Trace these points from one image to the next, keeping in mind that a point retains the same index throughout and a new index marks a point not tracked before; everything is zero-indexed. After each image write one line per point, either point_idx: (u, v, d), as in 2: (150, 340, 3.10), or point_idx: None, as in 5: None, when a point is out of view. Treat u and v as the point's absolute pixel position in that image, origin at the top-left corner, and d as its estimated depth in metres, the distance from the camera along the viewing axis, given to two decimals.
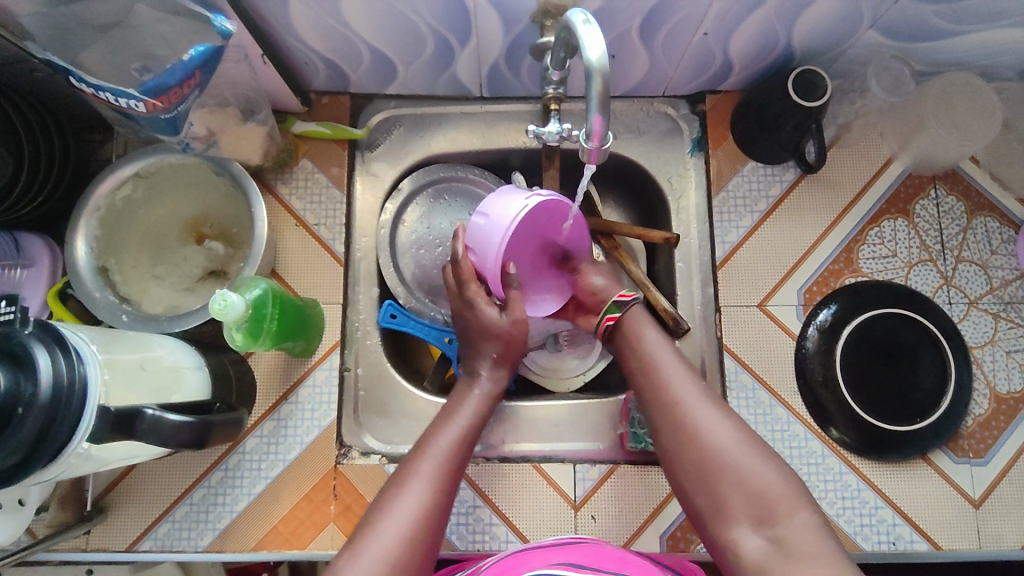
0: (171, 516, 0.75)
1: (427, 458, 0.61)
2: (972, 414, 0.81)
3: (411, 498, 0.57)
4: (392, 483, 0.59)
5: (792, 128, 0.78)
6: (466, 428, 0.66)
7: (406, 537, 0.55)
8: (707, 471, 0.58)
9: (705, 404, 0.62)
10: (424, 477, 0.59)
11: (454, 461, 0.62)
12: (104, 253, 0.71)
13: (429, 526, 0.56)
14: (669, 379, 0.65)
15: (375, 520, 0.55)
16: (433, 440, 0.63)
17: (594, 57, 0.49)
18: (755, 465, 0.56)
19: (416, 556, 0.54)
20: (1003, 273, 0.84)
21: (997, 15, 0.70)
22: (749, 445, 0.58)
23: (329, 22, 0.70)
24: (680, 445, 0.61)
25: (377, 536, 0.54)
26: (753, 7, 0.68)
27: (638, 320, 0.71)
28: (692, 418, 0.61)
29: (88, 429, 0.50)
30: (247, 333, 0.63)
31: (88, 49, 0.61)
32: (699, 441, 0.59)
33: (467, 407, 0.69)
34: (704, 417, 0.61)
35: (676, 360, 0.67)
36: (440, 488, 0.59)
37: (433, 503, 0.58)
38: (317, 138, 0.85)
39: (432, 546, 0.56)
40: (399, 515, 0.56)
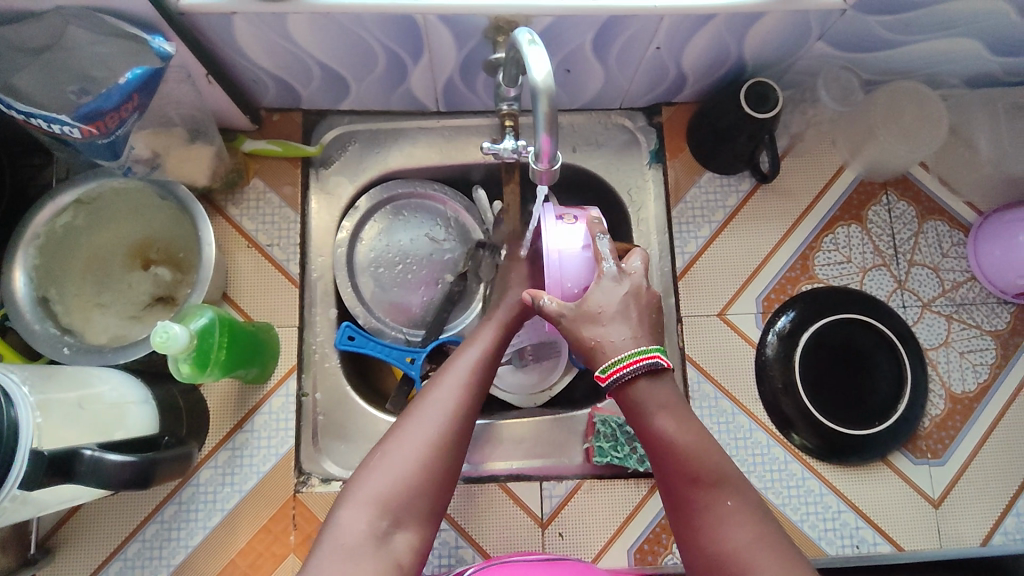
0: (121, 554, 0.72)
1: (455, 368, 0.63)
2: (929, 415, 0.82)
3: (440, 400, 0.59)
4: (418, 395, 0.60)
5: (745, 139, 0.79)
6: (493, 343, 0.67)
7: (439, 435, 0.56)
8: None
9: (730, 519, 0.52)
10: (451, 383, 0.61)
11: (480, 369, 0.63)
12: (43, 283, 0.68)
13: (461, 425, 0.58)
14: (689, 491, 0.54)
15: (403, 429, 0.56)
16: (460, 355, 0.65)
17: (540, 76, 0.48)
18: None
19: (450, 454, 0.56)
20: (954, 276, 0.86)
21: (939, 25, 0.72)
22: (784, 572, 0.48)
23: (276, 40, 0.68)
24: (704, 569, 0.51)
25: (407, 441, 0.55)
26: (703, 21, 0.68)
27: (647, 398, 0.57)
28: (716, 542, 0.51)
29: (19, 477, 0.47)
30: (195, 363, 0.61)
31: (18, 72, 0.59)
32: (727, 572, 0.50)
33: (493, 324, 0.70)
34: (730, 540, 0.51)
35: (698, 450, 0.55)
36: (468, 389, 0.61)
37: (462, 402, 0.59)
38: (268, 157, 0.83)
39: (465, 442, 0.58)
40: (431, 416, 0.57)
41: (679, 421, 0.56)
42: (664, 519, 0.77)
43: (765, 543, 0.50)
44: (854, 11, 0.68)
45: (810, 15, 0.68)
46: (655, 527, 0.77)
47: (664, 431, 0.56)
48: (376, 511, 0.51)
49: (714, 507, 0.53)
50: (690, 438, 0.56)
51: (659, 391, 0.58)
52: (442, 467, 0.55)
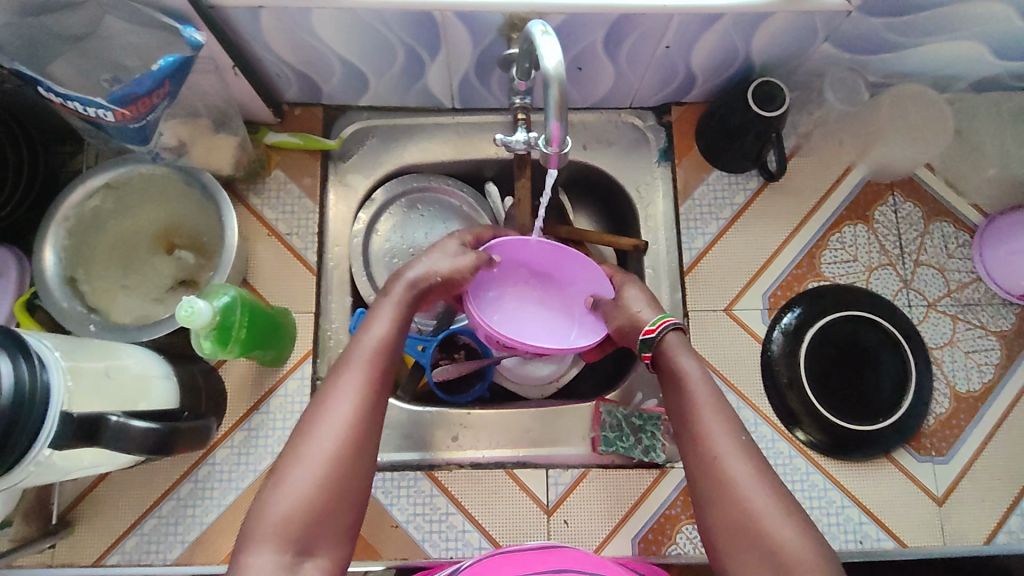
0: (139, 529, 0.74)
1: (348, 372, 0.58)
2: (933, 413, 0.83)
3: (338, 405, 0.55)
4: (312, 405, 0.56)
5: (752, 138, 0.81)
6: (391, 332, 0.62)
7: (336, 453, 0.53)
8: (733, 526, 0.53)
9: (737, 453, 0.56)
10: (345, 391, 0.56)
11: (376, 366, 0.59)
12: (72, 263, 0.71)
13: (357, 440, 0.54)
14: (704, 424, 0.58)
15: (310, 431, 0.54)
16: (355, 349, 0.60)
17: (551, 65, 0.50)
18: (788, 530, 0.51)
19: (352, 469, 0.53)
20: (960, 276, 0.87)
21: (943, 28, 0.73)
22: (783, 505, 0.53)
23: (300, 35, 0.71)
24: (710, 492, 0.55)
25: (304, 461, 0.52)
26: (712, 21, 0.70)
27: (676, 348, 0.64)
28: (726, 470, 0.55)
29: (50, 435, 0.49)
30: (216, 339, 0.63)
31: (55, 60, 0.63)
32: (732, 492, 0.54)
33: (388, 309, 0.65)
34: (738, 468, 0.55)
35: (714, 397, 0.60)
36: (367, 380, 0.57)
37: (358, 411, 0.55)
38: (289, 149, 0.86)
39: (366, 452, 0.55)
40: (325, 431, 0.54)
41: (701, 367, 0.63)
42: (668, 509, 0.78)
43: (767, 478, 0.54)
44: (859, 12, 0.70)
45: (816, 17, 0.71)
46: (660, 517, 0.78)
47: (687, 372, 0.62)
48: (279, 542, 0.49)
49: (724, 438, 0.57)
50: (707, 382, 0.61)
51: (685, 344, 0.65)
52: (344, 487, 0.52)
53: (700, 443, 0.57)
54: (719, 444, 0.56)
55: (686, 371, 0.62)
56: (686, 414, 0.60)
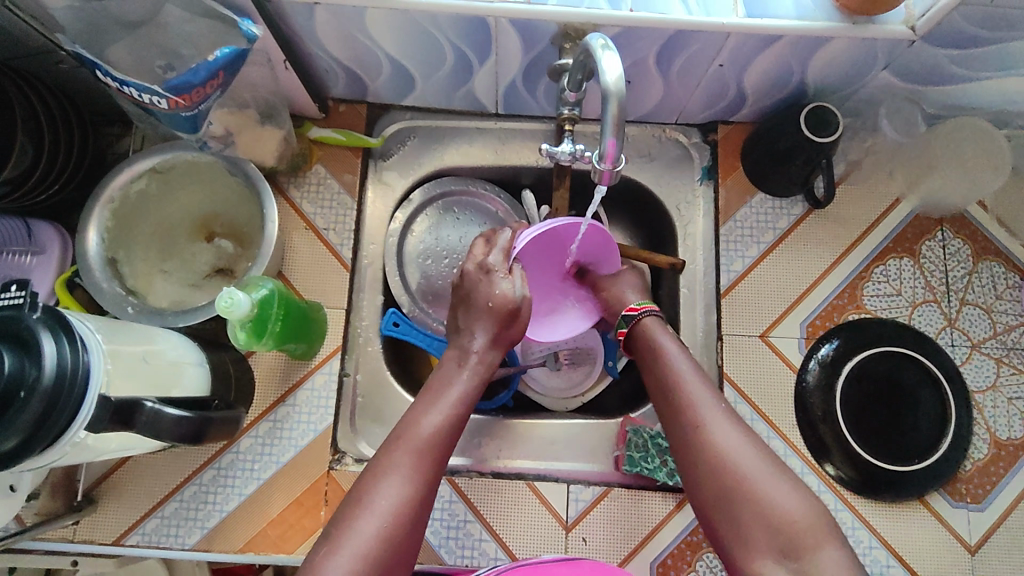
0: (160, 511, 0.75)
1: (405, 448, 0.58)
2: (971, 458, 0.80)
3: (396, 481, 0.55)
4: (365, 479, 0.56)
5: (801, 163, 0.79)
6: (453, 412, 0.62)
7: (386, 535, 0.53)
8: (725, 490, 0.56)
9: (722, 423, 0.60)
10: (401, 470, 0.56)
11: (433, 448, 0.58)
12: (114, 245, 0.72)
13: (409, 525, 0.54)
14: (689, 396, 0.62)
15: (365, 499, 0.54)
16: (414, 425, 0.60)
17: (612, 80, 0.50)
18: (783, 489, 0.55)
19: (402, 543, 0.53)
20: (1008, 319, 0.84)
21: (1010, 62, 0.71)
22: (773, 470, 0.56)
23: (354, 33, 0.71)
24: (700, 464, 0.58)
25: (356, 538, 0.52)
26: (770, 42, 0.69)
27: (654, 329, 0.69)
28: (714, 438, 0.59)
29: (87, 417, 0.50)
30: (251, 331, 0.63)
31: (114, 45, 0.63)
32: (721, 456, 0.57)
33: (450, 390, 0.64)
34: (726, 435, 0.59)
35: (694, 370, 0.65)
36: (425, 456, 0.58)
37: (415, 497, 0.55)
38: (332, 145, 0.86)
39: (412, 537, 0.54)
40: (379, 510, 0.53)
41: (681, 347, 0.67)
42: (689, 535, 0.77)
43: (752, 442, 0.59)
44: (923, 42, 0.68)
45: (877, 44, 0.69)
46: (680, 543, 0.77)
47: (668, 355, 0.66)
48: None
49: (710, 407, 0.61)
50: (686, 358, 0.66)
51: (663, 331, 0.70)
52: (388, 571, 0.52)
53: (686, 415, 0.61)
54: (704, 413, 0.61)
55: (666, 351, 0.67)
56: (668, 388, 0.64)
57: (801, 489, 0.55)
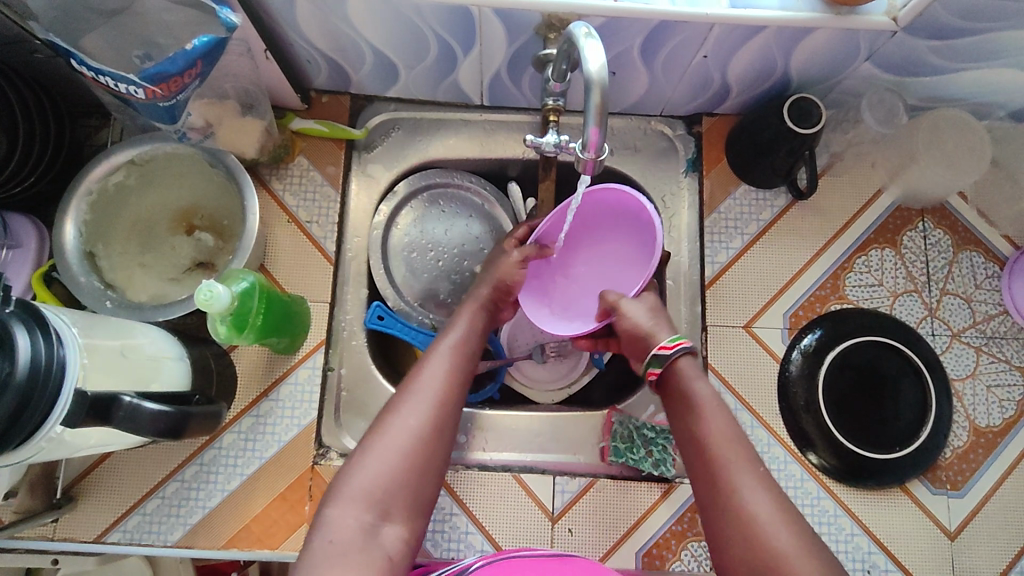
0: (141, 508, 0.74)
1: (435, 360, 0.65)
2: (951, 445, 0.81)
3: (426, 384, 0.62)
4: (402, 389, 0.63)
5: (785, 154, 0.79)
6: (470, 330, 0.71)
7: (419, 432, 0.59)
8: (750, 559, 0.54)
9: (757, 488, 0.57)
10: (431, 379, 0.63)
11: (458, 360, 0.66)
12: (91, 238, 0.71)
13: (431, 431, 0.59)
14: (726, 458, 0.59)
15: (396, 407, 0.61)
16: (441, 344, 0.68)
17: (594, 69, 0.49)
18: (807, 566, 0.52)
19: (433, 440, 0.59)
20: (987, 308, 0.85)
21: (990, 53, 0.72)
22: (802, 540, 0.54)
23: (335, 23, 0.70)
24: (728, 528, 0.56)
25: (397, 434, 0.58)
26: (754, 33, 0.69)
27: (690, 373, 0.65)
28: (746, 507, 0.56)
29: (63, 413, 0.49)
30: (232, 325, 0.62)
31: (90, 33, 0.62)
32: (748, 523, 0.55)
33: (463, 319, 0.72)
34: (758, 504, 0.56)
35: (733, 432, 0.61)
36: (453, 365, 0.65)
37: (445, 395, 0.62)
38: (314, 136, 0.85)
39: (445, 432, 0.60)
40: (413, 411, 0.60)
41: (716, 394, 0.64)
42: (674, 525, 0.77)
43: (785, 513, 0.55)
44: (904, 33, 0.68)
45: (859, 35, 0.69)
46: (665, 533, 0.77)
47: (704, 398, 0.63)
48: (363, 506, 0.54)
49: (744, 471, 0.58)
50: (721, 413, 0.62)
51: (698, 371, 0.66)
52: (428, 463, 0.58)
53: (718, 474, 0.59)
54: (740, 479, 0.57)
55: (703, 398, 0.63)
56: (701, 446, 0.61)
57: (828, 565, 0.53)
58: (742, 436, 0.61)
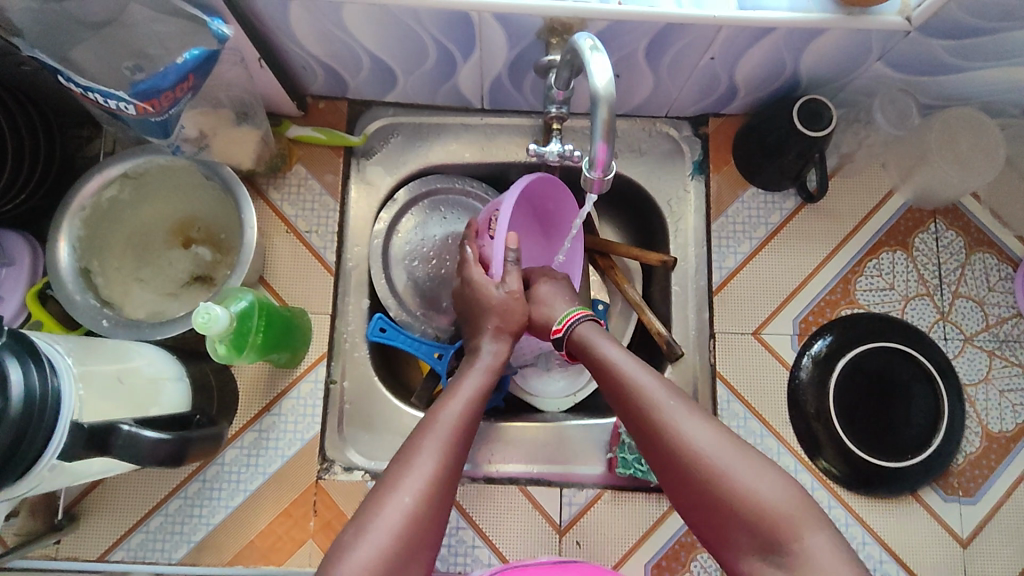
0: (145, 526, 0.73)
1: (434, 433, 0.60)
2: (964, 452, 0.80)
3: (428, 457, 0.58)
4: (395, 463, 0.58)
5: (794, 157, 0.77)
6: (475, 399, 0.66)
7: (415, 515, 0.55)
8: (698, 488, 0.54)
9: (681, 415, 0.57)
10: (430, 453, 0.59)
11: (461, 433, 0.62)
12: (87, 254, 0.70)
13: (428, 514, 0.55)
14: (648, 399, 0.59)
15: (394, 477, 0.57)
16: (439, 414, 0.63)
17: (601, 83, 0.47)
18: (756, 486, 0.52)
19: (427, 524, 0.55)
20: (1000, 311, 0.83)
21: (1006, 52, 0.69)
22: (751, 464, 0.53)
23: (331, 29, 0.68)
24: (678, 472, 0.55)
25: (391, 512, 0.54)
26: (762, 34, 0.67)
27: (589, 334, 0.68)
28: (677, 437, 0.56)
29: (59, 446, 0.48)
30: (231, 345, 0.61)
31: (78, 46, 0.60)
32: (691, 454, 0.54)
33: (468, 384, 0.67)
34: (689, 435, 0.55)
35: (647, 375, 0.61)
36: (456, 435, 0.61)
37: (442, 474, 0.58)
38: (311, 144, 0.83)
39: (438, 519, 0.56)
40: (409, 489, 0.56)
41: (617, 347, 0.65)
42: (683, 536, 0.76)
43: (721, 438, 0.55)
44: (919, 33, 0.66)
45: (871, 35, 0.67)
46: (674, 544, 0.76)
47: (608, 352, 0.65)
48: None
49: (666, 406, 0.58)
50: (634, 363, 0.63)
51: (598, 332, 0.69)
52: (424, 540, 0.55)
53: (651, 427, 0.58)
54: (660, 408, 0.58)
55: (608, 352, 0.65)
56: (625, 398, 0.61)
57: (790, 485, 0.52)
58: (663, 384, 0.60)
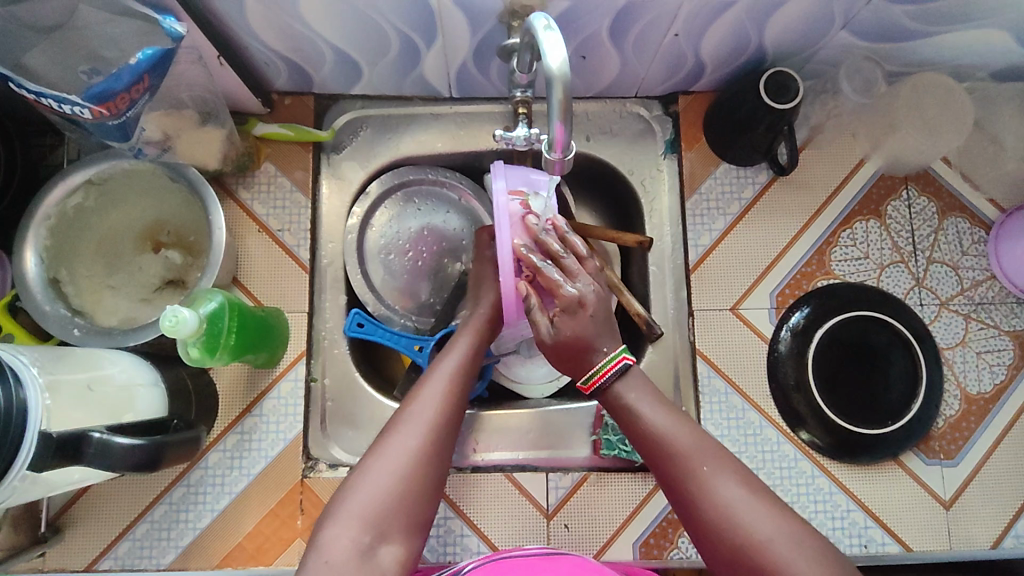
0: (131, 534, 0.73)
1: (431, 385, 0.64)
2: (943, 415, 0.81)
3: (426, 405, 0.61)
4: (399, 412, 0.62)
5: (763, 130, 0.77)
6: (468, 354, 0.69)
7: (417, 451, 0.58)
8: (732, 551, 0.53)
9: (721, 478, 0.56)
10: (428, 399, 0.62)
11: (456, 383, 0.65)
12: (54, 264, 0.69)
13: (430, 453, 0.58)
14: (685, 460, 0.58)
15: (397, 424, 0.60)
16: (437, 369, 0.66)
17: (555, 64, 0.46)
18: (788, 550, 0.51)
19: (432, 463, 0.58)
20: (974, 274, 0.84)
21: (969, 15, 0.69)
22: (787, 527, 0.53)
23: (290, 23, 0.67)
24: (712, 532, 0.55)
25: (391, 457, 0.57)
26: (725, 8, 0.66)
27: (625, 389, 0.65)
28: (713, 499, 0.55)
29: (29, 456, 0.47)
30: (204, 347, 0.61)
31: (31, 52, 0.58)
32: (724, 515, 0.54)
33: (461, 342, 0.70)
34: (723, 496, 0.55)
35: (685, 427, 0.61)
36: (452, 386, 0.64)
37: (439, 421, 0.61)
38: (279, 141, 0.83)
39: (443, 459, 0.59)
40: (410, 432, 0.59)
41: (662, 406, 0.63)
42: (670, 513, 0.77)
43: (759, 501, 0.55)
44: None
45: (834, 3, 0.67)
46: (662, 521, 0.77)
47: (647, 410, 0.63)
48: (360, 527, 0.53)
49: (702, 464, 0.58)
50: (673, 421, 0.62)
51: (636, 384, 0.65)
52: (428, 478, 0.57)
53: (686, 484, 0.58)
54: (701, 468, 0.57)
55: (646, 411, 0.63)
56: (658, 452, 0.61)
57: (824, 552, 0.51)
58: (701, 438, 0.60)
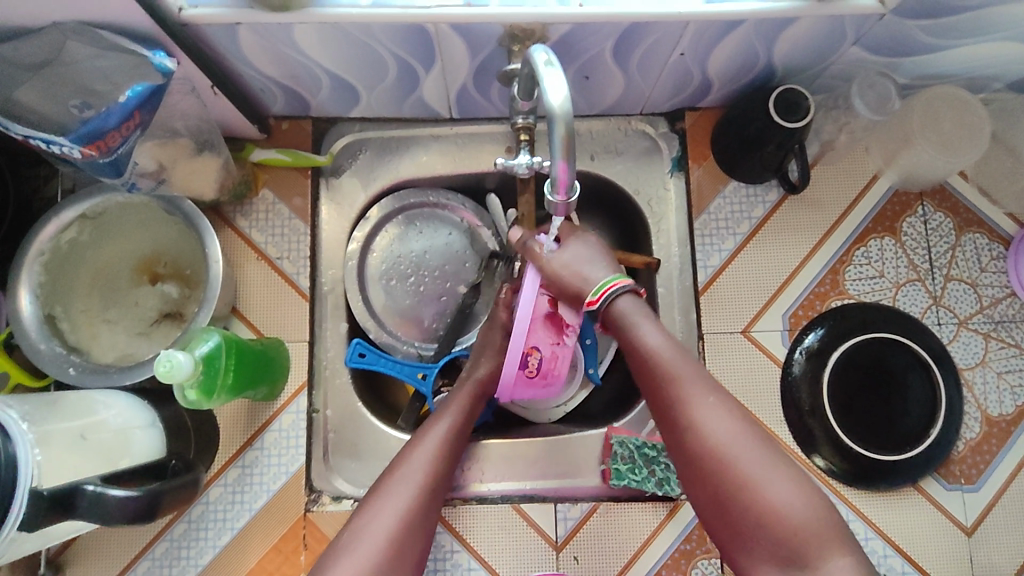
0: (132, 572, 0.72)
1: (419, 454, 0.63)
2: (963, 438, 0.79)
3: (411, 477, 0.60)
4: (382, 482, 0.60)
5: (773, 148, 0.75)
6: (456, 426, 0.67)
7: (400, 529, 0.57)
8: (721, 490, 0.54)
9: (714, 415, 0.55)
10: (414, 472, 0.61)
11: (444, 454, 0.64)
12: (49, 300, 0.67)
13: (412, 532, 0.58)
14: (680, 392, 0.57)
15: (382, 497, 0.59)
16: (426, 436, 0.65)
17: (557, 101, 0.44)
18: (773, 488, 0.52)
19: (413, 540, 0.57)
20: (993, 292, 0.81)
21: (987, 29, 0.67)
22: (771, 467, 0.53)
23: (284, 51, 0.65)
24: (698, 461, 0.55)
25: (380, 517, 0.57)
26: (732, 27, 0.64)
27: (625, 312, 0.62)
28: (705, 435, 0.55)
29: (20, 514, 0.46)
30: (202, 390, 0.59)
31: (19, 88, 0.56)
32: (715, 452, 0.54)
33: (456, 403, 0.69)
34: (712, 430, 0.55)
35: (676, 353, 0.59)
36: (439, 457, 0.63)
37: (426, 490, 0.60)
38: (277, 167, 0.81)
39: (422, 539, 0.58)
40: (394, 508, 0.58)
41: (655, 325, 0.61)
42: (683, 544, 0.75)
43: (749, 439, 0.54)
44: (893, 15, 0.64)
45: (845, 19, 0.64)
46: (674, 552, 0.75)
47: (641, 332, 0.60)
48: None
49: (691, 397, 0.56)
50: (666, 343, 0.59)
51: (633, 308, 0.62)
52: (409, 557, 0.57)
53: (676, 415, 0.57)
54: (694, 404, 0.56)
55: (642, 333, 0.60)
56: (651, 375, 0.59)
57: (806, 494, 0.52)
58: (695, 366, 0.58)
